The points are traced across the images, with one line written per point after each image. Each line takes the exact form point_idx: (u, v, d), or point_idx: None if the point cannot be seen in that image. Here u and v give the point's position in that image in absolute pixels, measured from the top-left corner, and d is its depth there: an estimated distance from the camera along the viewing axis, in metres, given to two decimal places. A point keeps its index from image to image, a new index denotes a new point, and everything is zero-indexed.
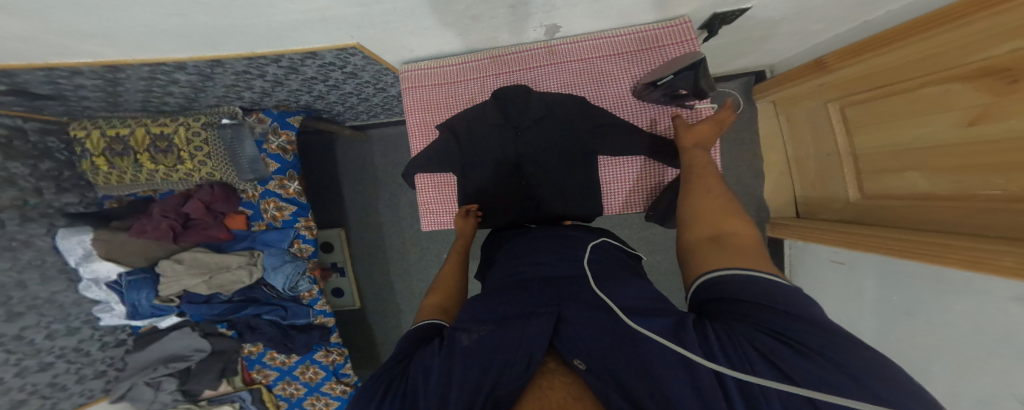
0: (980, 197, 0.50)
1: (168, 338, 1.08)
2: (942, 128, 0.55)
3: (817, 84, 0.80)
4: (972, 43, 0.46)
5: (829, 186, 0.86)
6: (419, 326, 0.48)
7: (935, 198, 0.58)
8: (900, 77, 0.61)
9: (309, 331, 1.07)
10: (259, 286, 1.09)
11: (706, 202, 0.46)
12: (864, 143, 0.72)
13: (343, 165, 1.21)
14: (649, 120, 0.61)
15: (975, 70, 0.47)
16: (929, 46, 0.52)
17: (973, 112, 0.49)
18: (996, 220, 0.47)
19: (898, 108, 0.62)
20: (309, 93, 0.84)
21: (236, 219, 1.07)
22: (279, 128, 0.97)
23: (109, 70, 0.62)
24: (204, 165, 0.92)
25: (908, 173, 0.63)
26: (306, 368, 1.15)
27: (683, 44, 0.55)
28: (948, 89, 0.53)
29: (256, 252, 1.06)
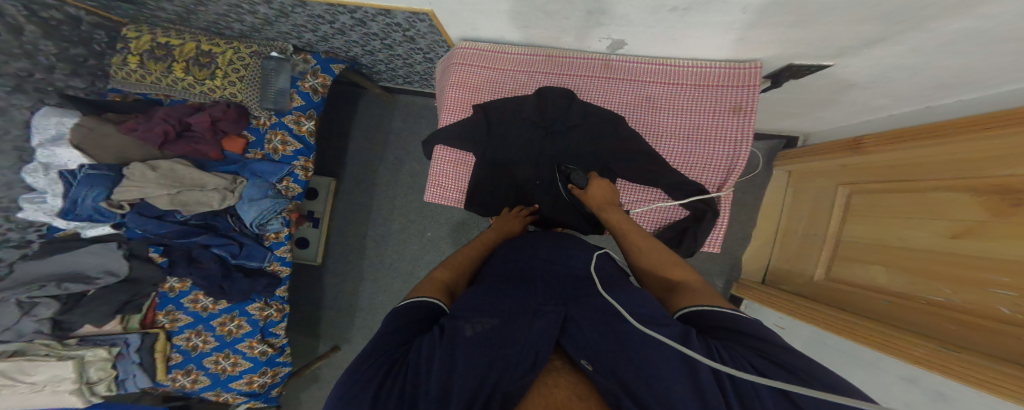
0: (925, 302, 0.62)
1: (82, 251, 0.90)
2: (925, 237, 0.65)
3: (838, 164, 0.89)
4: (1008, 158, 0.53)
5: (801, 264, 0.95)
6: (417, 301, 0.46)
7: (914, 298, 0.64)
8: (914, 175, 0.70)
9: (256, 277, 0.98)
10: (223, 216, 1.00)
11: (651, 257, 0.53)
12: (854, 233, 0.81)
13: (360, 118, 1.23)
14: (684, 156, 0.60)
15: (991, 185, 0.55)
16: (971, 147, 0.59)
17: (962, 225, 0.59)
18: (989, 339, 0.50)
19: (901, 205, 0.72)
20: (362, 48, 0.85)
21: (234, 142, 1.02)
22: (319, 71, 0.99)
23: None
24: (233, 86, 0.94)
25: (874, 267, 0.74)
26: (230, 319, 1.00)
27: (742, 88, 0.55)
28: (953, 197, 0.61)
29: (238, 179, 0.99)
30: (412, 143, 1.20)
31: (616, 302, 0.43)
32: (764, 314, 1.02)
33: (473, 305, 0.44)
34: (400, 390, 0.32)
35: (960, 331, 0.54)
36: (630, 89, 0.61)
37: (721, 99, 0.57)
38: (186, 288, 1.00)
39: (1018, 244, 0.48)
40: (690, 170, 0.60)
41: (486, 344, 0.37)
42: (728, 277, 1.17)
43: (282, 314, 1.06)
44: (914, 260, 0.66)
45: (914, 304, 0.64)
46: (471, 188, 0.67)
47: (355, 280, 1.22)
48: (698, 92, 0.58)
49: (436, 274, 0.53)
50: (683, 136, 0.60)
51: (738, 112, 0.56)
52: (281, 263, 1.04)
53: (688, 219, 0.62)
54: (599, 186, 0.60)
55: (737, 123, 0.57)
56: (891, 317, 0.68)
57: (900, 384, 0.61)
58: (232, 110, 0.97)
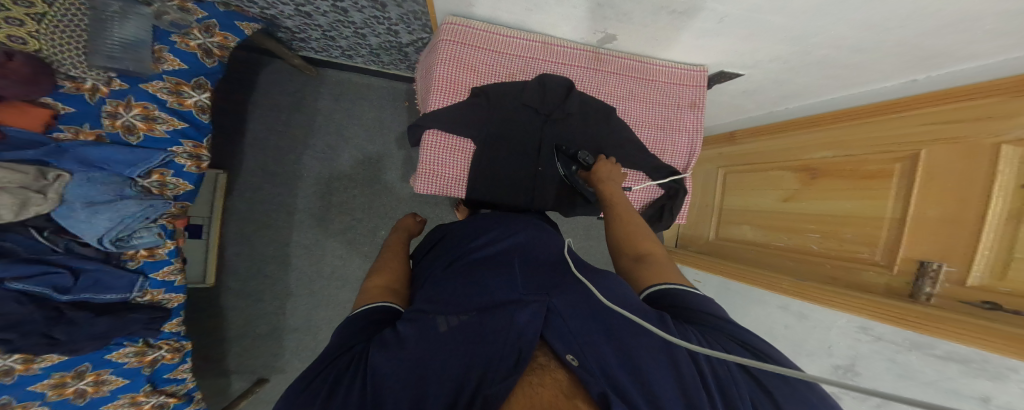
0: (773, 247, 0.92)
1: None
2: (771, 203, 0.94)
3: (719, 152, 1.20)
4: (804, 148, 0.86)
5: (699, 228, 1.25)
6: (371, 308, 0.43)
7: (769, 244, 0.93)
8: (760, 160, 1.01)
9: (116, 313, 0.68)
10: (20, 230, 0.62)
11: (626, 227, 0.58)
12: (730, 202, 1.11)
13: (268, 95, 0.97)
14: (657, 142, 0.74)
15: (804, 164, 0.85)
16: (788, 141, 0.91)
17: (788, 192, 0.89)
18: (824, 269, 0.77)
19: (753, 181, 1.02)
20: (296, 8, 0.69)
21: (27, 115, 0.60)
22: (215, 28, 0.74)
23: None
24: (19, 25, 0.54)
25: (744, 227, 1.03)
26: (73, 377, 0.67)
27: (693, 88, 0.72)
28: (783, 174, 0.91)
29: (52, 173, 0.61)
30: (346, 128, 1.01)
31: (593, 289, 0.45)
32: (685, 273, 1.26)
33: (442, 299, 0.43)
34: (357, 390, 0.31)
35: (794, 265, 0.85)
36: (615, 82, 0.70)
37: (683, 96, 0.72)
38: None
39: (821, 204, 0.79)
40: (664, 154, 0.75)
41: (460, 341, 0.36)
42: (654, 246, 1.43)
43: (180, 354, 0.81)
44: (765, 219, 0.95)
45: (769, 249, 0.93)
46: (475, 177, 0.66)
47: (280, 299, 0.98)
48: (668, 89, 0.71)
49: (372, 282, 0.50)
50: (655, 127, 0.73)
51: (693, 108, 0.74)
52: (171, 289, 0.78)
53: (663, 198, 0.78)
54: (606, 165, 0.68)
55: (692, 116, 0.74)
56: (756, 262, 0.97)
57: (777, 311, 0.83)
58: (14, 65, 0.54)
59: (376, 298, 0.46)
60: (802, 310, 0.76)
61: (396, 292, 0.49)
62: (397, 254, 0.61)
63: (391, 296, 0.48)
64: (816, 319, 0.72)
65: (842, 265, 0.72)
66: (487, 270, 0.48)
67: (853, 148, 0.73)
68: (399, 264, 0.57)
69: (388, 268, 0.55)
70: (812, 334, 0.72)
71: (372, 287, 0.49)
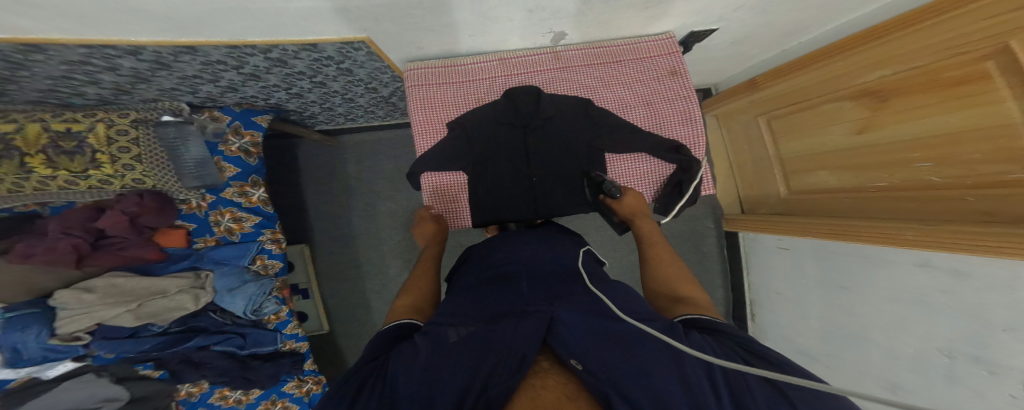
0: (876, 189, 0.72)
1: (58, 390, 0.83)
2: (840, 136, 0.77)
3: (747, 100, 0.99)
4: (866, 66, 0.67)
5: (763, 187, 1.07)
6: (395, 325, 0.52)
7: (840, 190, 0.81)
8: (804, 97, 0.83)
9: (276, 360, 0.98)
10: (205, 314, 0.92)
11: (664, 270, 0.59)
12: (789, 149, 0.93)
13: (307, 173, 1.13)
14: (650, 120, 0.66)
15: (859, 90, 0.70)
16: (829, 70, 0.73)
17: (859, 123, 0.72)
18: (944, 208, 0.59)
19: (806, 120, 0.85)
20: (287, 91, 0.75)
21: (172, 235, 0.87)
22: (241, 128, 0.87)
23: (24, 50, 0.46)
24: (132, 170, 0.71)
25: (821, 172, 0.85)
26: (271, 404, 1.02)
27: (670, 55, 0.65)
28: (840, 106, 0.75)
29: (203, 273, 0.90)
30: (375, 181, 1.14)
31: (606, 297, 0.49)
32: (763, 241, 1.08)
33: (457, 312, 0.49)
34: (378, 394, 0.37)
35: (888, 208, 0.70)
36: (580, 76, 0.65)
37: (659, 66, 0.65)
38: (205, 389, 0.99)
39: (917, 124, 0.60)
40: (662, 129, 0.66)
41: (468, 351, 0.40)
42: (716, 216, 1.26)
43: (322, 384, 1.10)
44: (847, 158, 0.77)
45: (867, 193, 0.74)
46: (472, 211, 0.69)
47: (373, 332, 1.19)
48: (642, 64, 0.65)
49: (399, 302, 0.59)
50: (641, 104, 0.66)
51: (676, 75, 0.65)
52: (296, 339, 1.03)
53: (678, 173, 0.69)
54: (631, 198, 0.67)
55: (678, 83, 0.65)
56: (856, 212, 0.78)
57: (918, 271, 0.62)
58: (149, 200, 0.79)
59: (402, 315, 0.55)
60: (959, 264, 0.55)
61: (420, 309, 0.57)
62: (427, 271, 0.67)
63: (414, 312, 0.55)
64: (981, 276, 0.52)
65: (992, 195, 0.51)
66: (502, 286, 0.52)
67: (919, 57, 0.57)
68: (426, 285, 0.63)
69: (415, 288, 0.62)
70: (987, 298, 0.51)
71: (399, 305, 0.57)
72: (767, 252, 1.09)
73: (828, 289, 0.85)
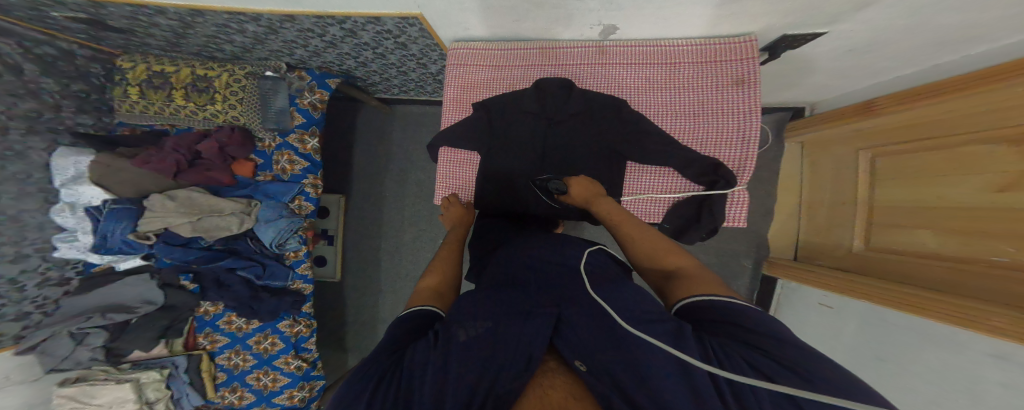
0: (987, 265, 0.53)
1: (118, 284, 0.96)
2: (973, 191, 0.57)
3: (853, 129, 0.83)
4: (1018, 106, 0.49)
5: (834, 236, 0.88)
6: (414, 311, 0.47)
7: (941, 257, 0.62)
8: (952, 129, 0.61)
9: (282, 295, 1.04)
10: (245, 239, 1.05)
11: (645, 246, 0.53)
12: (885, 195, 0.75)
13: (361, 133, 1.28)
14: (683, 133, 0.64)
15: (1022, 132, 0.48)
16: (978, 101, 0.55)
17: (1007, 177, 0.51)
18: (1008, 287, 0.49)
19: (941, 164, 0.63)
20: (355, 60, 0.89)
21: (244, 166, 1.04)
22: (315, 87, 1.00)
23: (191, 13, 0.71)
24: (234, 109, 0.94)
25: (920, 232, 0.66)
26: (264, 337, 1.08)
27: (741, 62, 0.60)
28: (990, 149, 0.54)
29: (252, 202, 1.02)
30: (413, 152, 1.24)
31: (599, 297, 0.44)
32: (806, 293, 0.94)
33: (464, 310, 0.44)
34: (393, 392, 0.34)
35: (995, 286, 0.51)
36: (634, 74, 0.66)
37: (723, 73, 0.61)
38: (219, 311, 1.08)
39: None
40: (702, 146, 0.64)
41: (478, 348, 0.37)
42: (757, 258, 1.11)
43: (311, 329, 1.13)
44: (957, 220, 0.59)
45: (974, 268, 0.55)
46: (479, 188, 0.75)
47: (375, 293, 1.27)
48: (704, 68, 0.62)
49: (425, 283, 0.56)
50: (688, 114, 0.64)
51: (740, 86, 0.61)
52: (303, 280, 1.10)
53: (701, 194, 0.65)
54: (579, 186, 0.62)
55: (741, 95, 0.61)
56: (955, 286, 0.58)
57: (989, 363, 0.47)
58: (236, 134, 0.98)
59: (423, 301, 0.51)
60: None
61: (441, 295, 0.53)
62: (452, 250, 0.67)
63: (434, 299, 0.51)
64: None
65: None
66: (505, 288, 0.49)
67: None
68: (450, 265, 0.62)
69: (440, 267, 0.61)
70: None
71: (423, 287, 0.55)
72: (806, 308, 0.93)
73: (859, 357, 0.72)
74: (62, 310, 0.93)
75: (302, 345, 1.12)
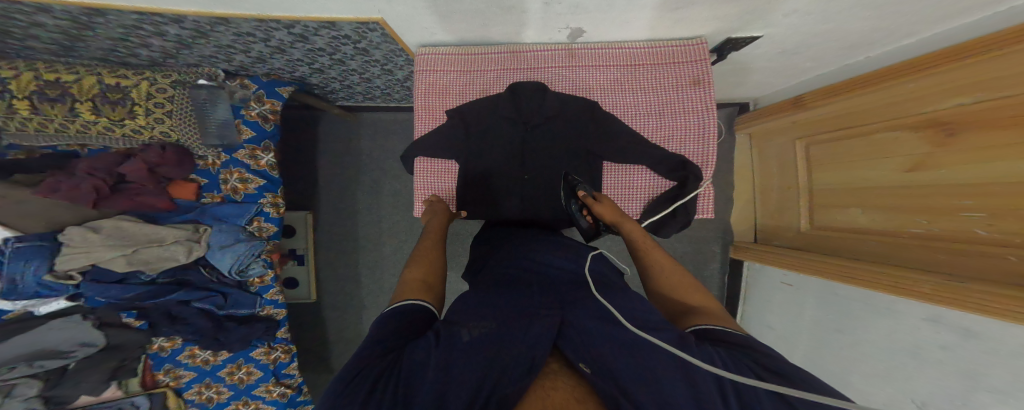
0: (909, 236, 0.63)
1: (40, 328, 0.84)
2: (886, 172, 0.67)
3: (788, 121, 0.91)
4: (922, 98, 0.58)
5: (785, 219, 0.98)
6: (404, 305, 0.46)
7: (871, 232, 0.71)
8: (858, 122, 0.72)
9: (250, 323, 0.97)
10: (196, 268, 0.94)
11: (670, 277, 0.55)
12: (823, 182, 0.84)
13: (324, 144, 1.18)
14: (651, 131, 0.67)
15: (924, 120, 0.59)
16: (890, 94, 0.64)
17: (912, 160, 0.62)
18: (925, 257, 0.59)
19: (858, 150, 0.73)
20: (309, 66, 0.81)
21: (184, 188, 0.92)
22: (264, 97, 0.92)
23: (88, 12, 0.58)
24: (162, 123, 0.81)
25: (853, 210, 0.76)
26: (237, 368, 1.01)
27: (696, 63, 0.63)
28: (897, 136, 0.64)
29: (201, 228, 0.92)
30: (384, 161, 1.18)
31: (610, 305, 0.46)
32: (768, 273, 1.04)
33: (464, 315, 0.45)
34: (395, 392, 0.33)
35: (917, 252, 0.61)
36: (599, 75, 0.66)
37: (680, 75, 0.64)
38: (177, 345, 0.98)
39: (969, 170, 0.52)
40: (669, 143, 0.67)
41: (481, 350, 0.38)
42: (724, 242, 1.18)
43: (290, 354, 1.07)
44: (883, 198, 0.68)
45: (902, 240, 0.64)
46: (460, 193, 0.74)
47: (358, 309, 1.22)
48: (661, 69, 0.64)
49: (409, 275, 0.54)
50: (652, 113, 0.66)
51: (697, 85, 0.64)
52: (274, 305, 1.03)
53: (673, 189, 0.70)
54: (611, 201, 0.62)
55: (698, 94, 0.64)
56: (882, 255, 0.68)
57: (923, 326, 0.58)
58: (170, 153, 0.87)
59: (412, 294, 0.49)
60: (968, 323, 0.51)
61: (431, 288, 0.52)
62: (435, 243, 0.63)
63: (422, 291, 0.50)
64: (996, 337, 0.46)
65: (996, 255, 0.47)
66: (514, 289, 0.50)
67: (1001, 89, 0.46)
68: (436, 257, 0.60)
69: (424, 257, 0.59)
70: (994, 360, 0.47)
71: (410, 277, 0.53)
72: (768, 286, 1.05)
73: (823, 331, 0.82)
74: None
75: (283, 371, 1.07)
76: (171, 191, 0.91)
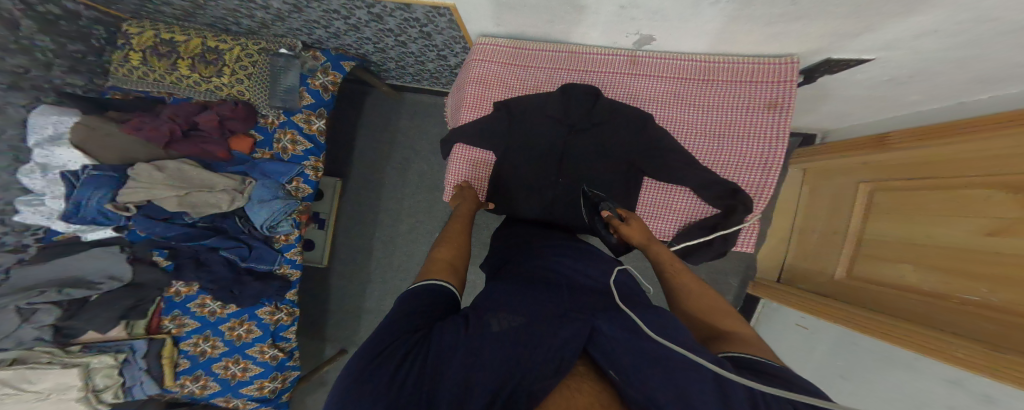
0: (959, 302, 0.56)
1: (82, 256, 0.88)
2: (962, 234, 0.58)
3: (859, 162, 0.85)
4: (1006, 157, 0.53)
5: (819, 262, 0.91)
6: (429, 285, 0.44)
7: (914, 291, 0.65)
8: (951, 173, 0.63)
9: (266, 280, 0.98)
10: (232, 217, 0.98)
11: (701, 302, 0.50)
12: (877, 229, 0.76)
13: (366, 118, 1.25)
14: (705, 153, 0.65)
15: (1021, 181, 0.50)
16: (981, 146, 0.57)
17: (997, 224, 0.53)
18: (984, 329, 0.50)
19: (927, 203, 0.66)
20: (375, 45, 0.89)
21: (241, 141, 0.99)
22: (329, 68, 0.99)
23: None
24: (241, 83, 0.91)
25: (904, 265, 0.68)
26: (239, 324, 1.00)
27: (778, 84, 0.61)
28: (988, 195, 0.55)
29: (247, 180, 0.97)
30: (418, 140, 1.23)
31: (638, 318, 0.41)
32: (785, 314, 0.97)
33: (499, 303, 0.42)
34: (421, 367, 0.32)
35: (964, 322, 0.54)
36: (661, 86, 0.66)
37: (757, 95, 0.62)
38: (192, 292, 1.00)
39: None
40: (722, 168, 0.65)
41: (508, 339, 0.35)
42: (744, 276, 1.13)
43: (292, 318, 1.07)
44: (947, 257, 0.60)
45: (945, 303, 0.58)
46: (492, 186, 0.74)
47: (362, 281, 1.23)
48: (736, 88, 0.63)
49: (437, 254, 0.53)
50: (714, 134, 0.65)
51: (772, 109, 0.62)
52: (291, 265, 1.04)
53: (717, 216, 0.67)
54: (636, 224, 0.61)
55: (773, 118, 0.62)
56: (924, 317, 0.61)
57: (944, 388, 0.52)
58: (240, 109, 0.94)
59: (438, 274, 0.48)
60: (999, 393, 0.45)
61: (457, 271, 0.51)
62: (464, 229, 0.62)
63: (447, 274, 0.49)
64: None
65: None
66: (542, 285, 0.47)
67: None
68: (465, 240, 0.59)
69: (453, 240, 0.58)
70: None
71: (438, 259, 0.52)
72: (783, 326, 0.98)
73: (834, 379, 0.76)
74: (9, 280, 0.84)
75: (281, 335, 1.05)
76: (232, 143, 0.98)
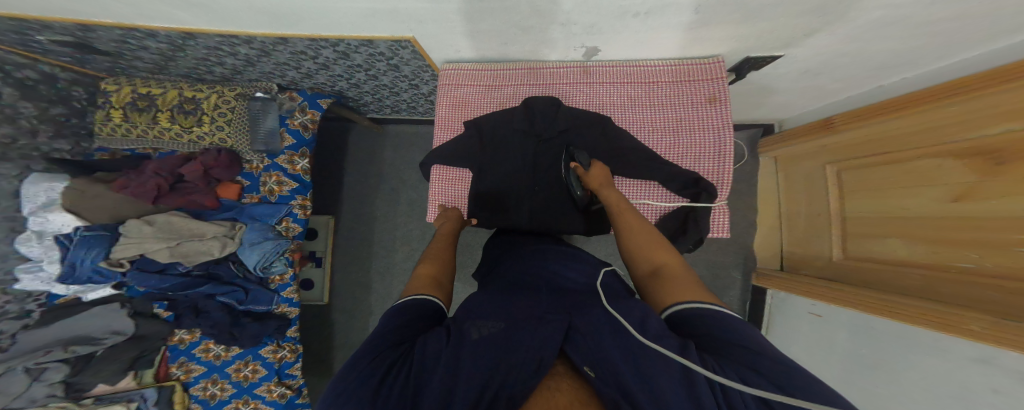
0: (958, 271, 0.56)
1: (82, 314, 0.90)
2: (929, 203, 0.61)
3: (819, 145, 0.87)
4: (963, 122, 0.55)
5: (813, 247, 0.92)
6: (413, 301, 0.45)
7: (911, 263, 0.65)
8: (900, 146, 0.67)
9: (264, 320, 1.00)
10: (225, 263, 1.00)
11: (642, 238, 0.53)
12: (855, 208, 0.78)
13: (352, 153, 1.28)
14: (664, 146, 0.67)
15: (964, 148, 0.55)
16: (932, 118, 0.60)
17: (960, 187, 0.55)
18: (984, 294, 0.51)
19: (891, 177, 0.69)
20: (347, 81, 0.91)
21: (229, 188, 1.02)
22: (307, 107, 1.00)
23: (183, 37, 0.71)
24: (221, 130, 0.93)
25: (890, 240, 0.69)
26: (244, 364, 1.02)
27: (715, 80, 0.64)
28: (939, 163, 0.59)
29: (237, 225, 0.99)
30: (404, 171, 1.25)
31: (616, 311, 0.42)
32: (794, 303, 0.97)
33: (477, 312, 0.44)
34: (402, 384, 0.32)
35: (961, 290, 0.55)
36: (609, 94, 0.69)
37: (698, 92, 0.65)
38: (195, 338, 1.01)
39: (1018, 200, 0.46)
40: (683, 161, 0.67)
41: (489, 348, 0.37)
42: (747, 269, 1.13)
43: (296, 354, 1.08)
44: (930, 230, 0.61)
45: (943, 275, 0.58)
46: (474, 205, 0.75)
47: (366, 313, 1.25)
48: (677, 87, 0.66)
49: (421, 270, 0.55)
50: (668, 130, 0.67)
51: (715, 102, 0.64)
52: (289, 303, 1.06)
53: (686, 205, 0.68)
54: (597, 168, 0.65)
55: (716, 111, 0.65)
56: (931, 292, 0.60)
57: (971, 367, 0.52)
58: (224, 157, 0.96)
59: (423, 288, 0.49)
60: None
61: (440, 283, 0.53)
62: (447, 245, 0.64)
63: (433, 287, 0.51)
64: None
65: None
66: (519, 291, 0.49)
67: None
68: (446, 255, 0.61)
69: (435, 256, 0.60)
70: None
71: (421, 274, 0.54)
72: (795, 315, 0.97)
73: (855, 366, 0.75)
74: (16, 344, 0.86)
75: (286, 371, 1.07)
76: (218, 190, 1.01)
